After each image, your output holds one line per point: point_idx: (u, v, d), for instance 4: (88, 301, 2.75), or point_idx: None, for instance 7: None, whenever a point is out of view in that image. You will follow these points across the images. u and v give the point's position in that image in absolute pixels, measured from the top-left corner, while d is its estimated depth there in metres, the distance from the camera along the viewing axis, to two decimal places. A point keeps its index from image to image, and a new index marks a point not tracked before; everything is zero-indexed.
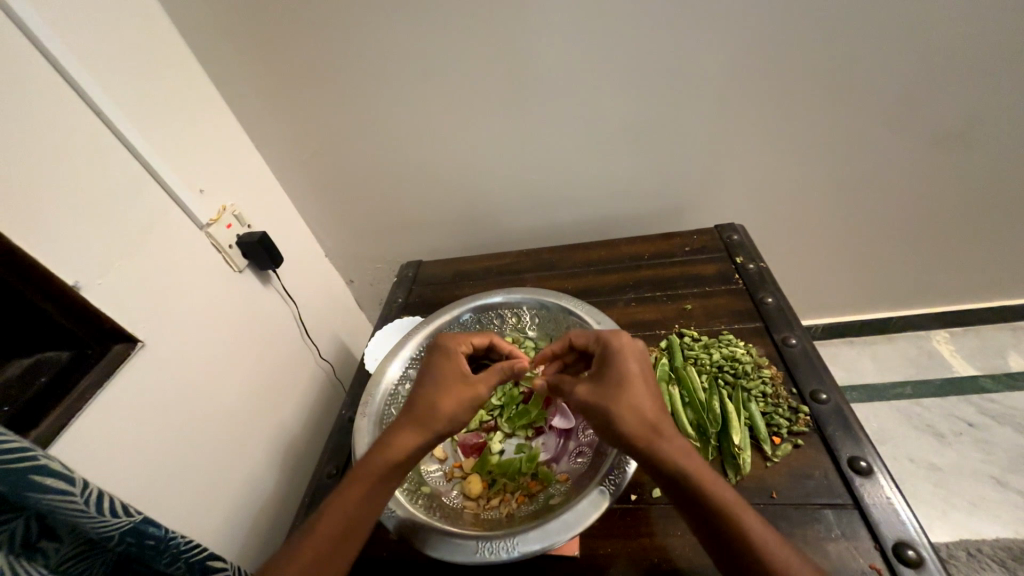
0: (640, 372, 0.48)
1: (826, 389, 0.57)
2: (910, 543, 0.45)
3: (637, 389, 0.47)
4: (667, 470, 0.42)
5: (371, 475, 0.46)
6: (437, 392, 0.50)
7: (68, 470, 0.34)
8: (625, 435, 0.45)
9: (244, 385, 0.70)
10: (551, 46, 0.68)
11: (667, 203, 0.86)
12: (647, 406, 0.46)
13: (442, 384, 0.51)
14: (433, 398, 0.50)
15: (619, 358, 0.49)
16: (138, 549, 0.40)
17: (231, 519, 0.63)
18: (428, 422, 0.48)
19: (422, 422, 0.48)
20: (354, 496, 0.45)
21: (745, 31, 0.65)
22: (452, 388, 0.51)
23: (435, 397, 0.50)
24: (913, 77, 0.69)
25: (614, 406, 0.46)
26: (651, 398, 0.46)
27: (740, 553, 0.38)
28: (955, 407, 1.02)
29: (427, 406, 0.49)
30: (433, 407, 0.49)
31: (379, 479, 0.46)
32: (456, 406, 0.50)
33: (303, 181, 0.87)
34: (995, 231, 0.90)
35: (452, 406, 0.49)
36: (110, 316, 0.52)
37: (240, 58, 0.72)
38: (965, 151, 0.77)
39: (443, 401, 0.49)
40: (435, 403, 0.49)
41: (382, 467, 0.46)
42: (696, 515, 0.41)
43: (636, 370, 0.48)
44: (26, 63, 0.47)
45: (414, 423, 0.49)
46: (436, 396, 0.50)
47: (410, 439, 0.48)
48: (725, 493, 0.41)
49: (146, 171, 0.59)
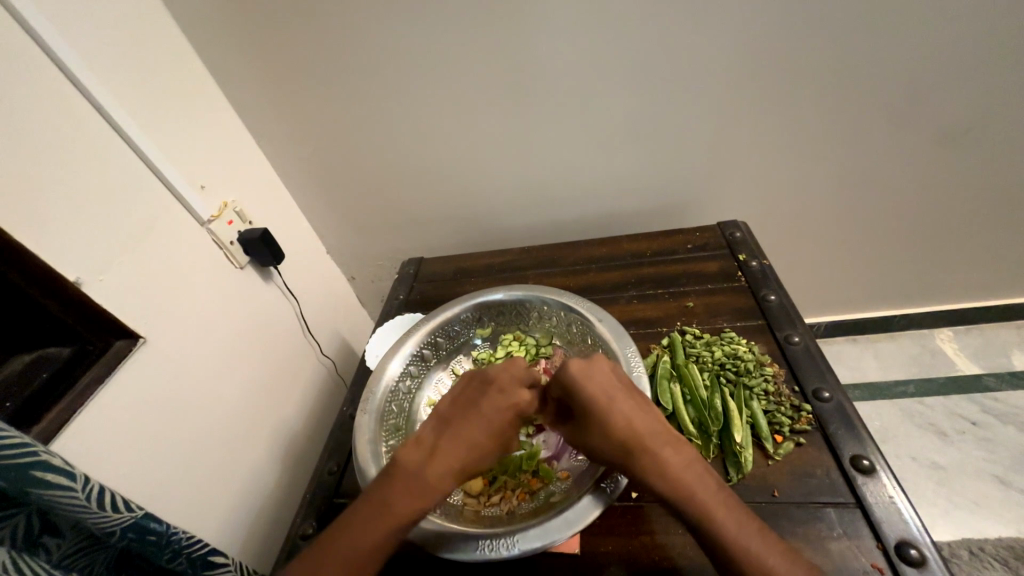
0: (609, 383, 0.47)
1: (829, 388, 0.56)
2: (913, 543, 0.44)
3: (617, 405, 0.46)
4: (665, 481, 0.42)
5: (407, 517, 0.44)
6: (484, 444, 0.48)
7: (69, 466, 0.34)
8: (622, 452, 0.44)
9: (246, 382, 0.70)
10: (553, 41, 0.67)
11: (669, 200, 0.86)
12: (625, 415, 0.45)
13: (490, 439, 0.48)
14: (479, 450, 0.47)
15: (591, 380, 0.47)
16: (141, 545, 0.40)
17: (232, 515, 0.63)
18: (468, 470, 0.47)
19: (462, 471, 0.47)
20: (388, 534, 0.44)
21: (749, 27, 0.64)
22: (498, 441, 0.48)
23: (480, 448, 0.47)
24: (919, 73, 0.68)
25: (597, 427, 0.46)
26: (631, 405, 0.46)
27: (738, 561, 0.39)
28: (958, 406, 1.01)
29: (473, 457, 0.47)
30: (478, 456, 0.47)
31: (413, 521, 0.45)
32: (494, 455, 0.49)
33: (304, 177, 0.87)
34: (1000, 229, 0.89)
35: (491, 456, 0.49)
36: (112, 313, 0.52)
37: (239, 53, 0.71)
38: (970, 148, 0.76)
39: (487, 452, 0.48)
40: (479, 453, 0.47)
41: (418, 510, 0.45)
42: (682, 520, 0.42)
43: (604, 388, 0.46)
44: (24, 56, 0.47)
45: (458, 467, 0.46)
46: (480, 446, 0.47)
47: (449, 485, 0.46)
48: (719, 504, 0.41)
49: (146, 166, 0.59)
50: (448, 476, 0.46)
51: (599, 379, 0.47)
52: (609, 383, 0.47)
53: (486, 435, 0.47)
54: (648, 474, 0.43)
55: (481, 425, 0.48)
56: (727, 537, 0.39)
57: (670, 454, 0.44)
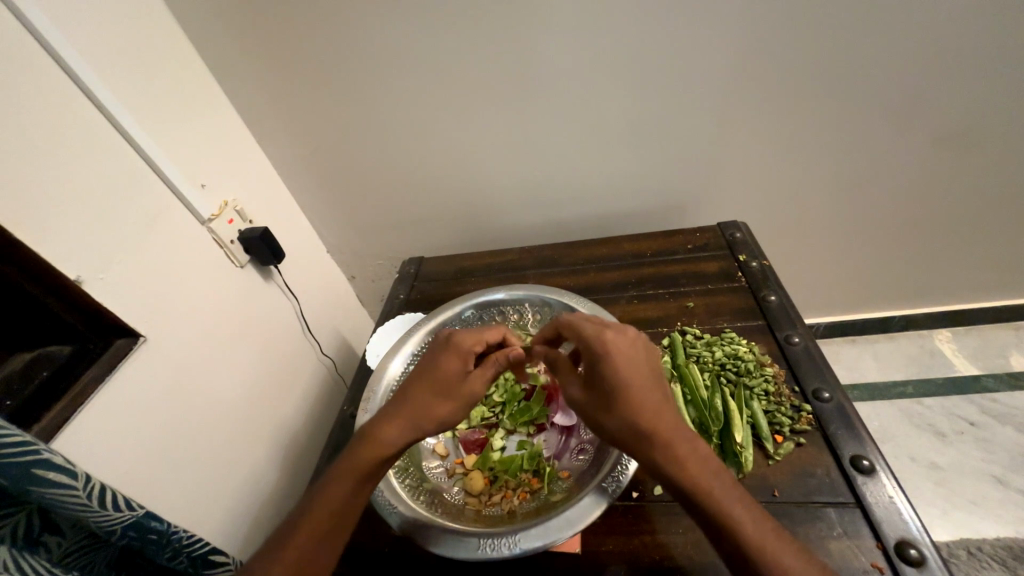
0: (639, 361, 0.45)
1: (829, 388, 0.56)
2: (912, 542, 0.45)
3: (646, 382, 0.44)
4: (680, 476, 0.41)
5: (353, 473, 0.45)
6: (429, 396, 0.48)
7: (70, 464, 0.34)
8: (640, 441, 0.43)
9: (246, 381, 0.70)
10: (555, 40, 0.67)
11: (670, 201, 0.86)
12: (655, 394, 0.44)
13: (437, 388, 0.48)
14: (425, 403, 0.48)
15: (620, 353, 0.45)
16: (141, 543, 0.39)
17: (232, 514, 0.63)
18: (417, 425, 0.47)
19: (406, 424, 0.47)
20: (337, 498, 0.44)
21: (749, 28, 0.65)
22: (449, 392, 0.48)
23: (427, 400, 0.48)
24: (919, 74, 0.68)
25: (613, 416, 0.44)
26: (650, 392, 0.44)
27: (751, 561, 0.38)
28: (956, 406, 1.02)
29: (418, 410, 0.47)
30: (423, 408, 0.48)
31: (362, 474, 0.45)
32: (447, 412, 0.48)
33: (304, 176, 0.87)
34: (998, 231, 0.90)
35: (445, 409, 0.48)
36: (112, 311, 0.52)
37: (241, 51, 0.71)
38: (970, 149, 0.77)
39: (434, 406, 0.48)
40: (426, 407, 0.48)
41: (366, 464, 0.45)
42: (697, 516, 0.41)
43: (638, 365, 0.45)
44: (23, 51, 0.47)
45: (400, 424, 0.47)
46: (427, 399, 0.48)
47: (394, 437, 0.46)
48: (730, 503, 0.40)
49: (146, 164, 0.59)
50: (390, 430, 0.47)
51: (629, 351, 0.45)
52: (640, 359, 0.45)
53: (424, 386, 0.48)
54: (664, 465, 0.42)
55: (428, 380, 0.49)
56: (742, 538, 0.38)
57: (686, 449, 0.42)
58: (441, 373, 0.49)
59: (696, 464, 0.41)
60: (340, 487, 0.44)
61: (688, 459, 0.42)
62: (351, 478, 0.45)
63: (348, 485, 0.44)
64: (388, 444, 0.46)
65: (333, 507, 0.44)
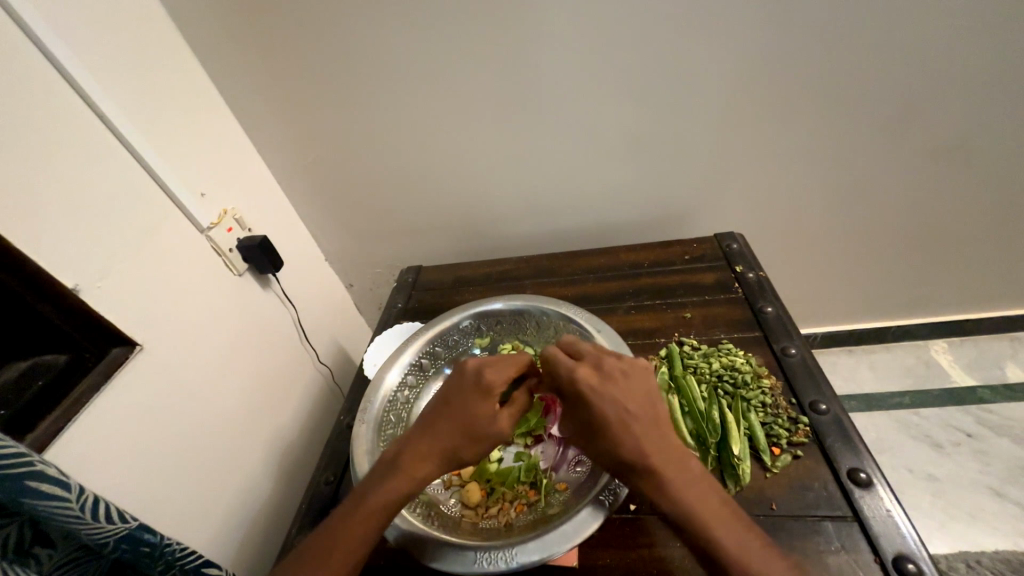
0: (643, 389, 0.45)
1: (825, 400, 0.57)
2: (910, 557, 0.44)
3: (639, 403, 0.45)
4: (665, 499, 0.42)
5: (380, 508, 0.45)
6: (462, 437, 0.47)
7: (64, 475, 0.34)
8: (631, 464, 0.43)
9: (243, 390, 0.69)
10: (553, 52, 0.68)
11: (667, 211, 0.86)
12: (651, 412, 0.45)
13: (469, 429, 0.47)
14: (458, 444, 0.47)
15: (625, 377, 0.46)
16: (133, 556, 0.39)
17: (226, 524, 0.62)
18: (450, 464, 0.47)
19: (441, 462, 0.47)
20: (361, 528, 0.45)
21: (743, 41, 0.66)
22: (482, 433, 0.47)
23: (461, 442, 0.47)
24: (911, 88, 0.69)
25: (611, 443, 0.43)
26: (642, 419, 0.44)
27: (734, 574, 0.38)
28: (953, 417, 1.02)
29: (451, 451, 0.47)
30: (455, 450, 0.47)
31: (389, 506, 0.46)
32: (476, 448, 0.47)
33: (303, 184, 0.87)
34: (991, 243, 0.90)
35: (478, 449, 0.47)
36: (108, 319, 0.51)
37: (241, 60, 0.72)
38: (963, 161, 0.77)
39: (466, 446, 0.47)
40: (458, 448, 0.47)
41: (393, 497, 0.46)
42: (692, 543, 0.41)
43: (643, 394, 0.45)
44: (22, 59, 0.47)
45: (431, 462, 0.47)
46: (461, 441, 0.47)
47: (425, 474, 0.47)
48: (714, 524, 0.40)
49: (145, 171, 0.59)
50: (419, 467, 0.47)
51: (634, 381, 0.46)
52: (645, 388, 0.46)
53: (455, 427, 0.47)
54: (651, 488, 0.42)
55: (460, 420, 0.47)
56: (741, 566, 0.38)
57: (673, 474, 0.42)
58: (473, 414, 0.47)
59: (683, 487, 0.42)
60: (369, 515, 0.45)
61: (675, 483, 0.42)
62: (379, 508, 0.45)
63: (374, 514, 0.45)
64: (418, 480, 0.46)
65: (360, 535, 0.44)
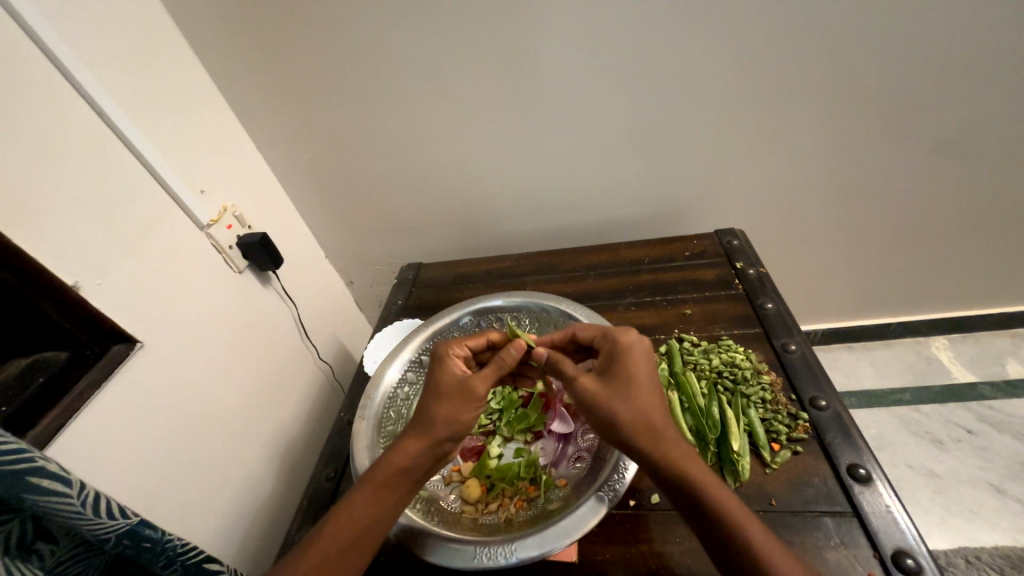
0: (650, 379, 0.47)
1: (825, 396, 0.57)
2: (909, 552, 0.44)
3: (639, 396, 0.46)
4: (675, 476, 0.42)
5: (376, 486, 0.45)
6: (436, 399, 0.49)
7: (64, 471, 0.34)
8: (637, 442, 0.44)
9: (244, 387, 0.70)
10: (554, 49, 0.68)
11: (668, 208, 0.86)
12: (649, 406, 0.45)
13: (441, 390, 0.50)
14: (433, 406, 0.48)
15: (628, 358, 0.49)
16: (135, 551, 0.39)
17: (228, 521, 0.62)
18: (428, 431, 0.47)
19: (420, 433, 0.47)
20: (359, 507, 0.44)
21: (746, 36, 0.65)
22: (452, 390, 0.49)
23: (433, 403, 0.49)
24: (914, 83, 0.69)
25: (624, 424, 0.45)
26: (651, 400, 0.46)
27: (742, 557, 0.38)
28: (953, 414, 1.02)
29: (426, 415, 0.48)
30: (430, 414, 0.48)
31: (385, 483, 0.45)
32: (450, 407, 0.48)
33: (303, 181, 0.87)
34: (993, 240, 0.90)
35: (453, 408, 0.48)
36: (108, 316, 0.51)
37: (240, 58, 0.72)
38: (967, 156, 0.77)
39: (441, 406, 0.48)
40: (434, 411, 0.48)
41: (388, 472, 0.46)
42: (694, 520, 0.41)
43: (652, 383, 0.47)
44: (24, 58, 0.47)
45: (418, 437, 0.47)
46: (435, 402, 0.49)
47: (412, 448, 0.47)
48: (721, 507, 0.40)
49: (143, 167, 0.59)
50: (411, 445, 0.47)
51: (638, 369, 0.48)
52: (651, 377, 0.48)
53: (431, 395, 0.50)
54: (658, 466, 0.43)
55: (435, 385, 0.50)
56: (748, 554, 0.38)
57: (676, 451, 0.43)
58: (445, 378, 0.51)
59: (686, 462, 0.42)
60: (366, 495, 0.45)
61: (679, 459, 0.43)
62: (376, 486, 0.45)
63: (371, 492, 0.45)
64: (410, 455, 0.46)
65: (362, 515, 0.44)
